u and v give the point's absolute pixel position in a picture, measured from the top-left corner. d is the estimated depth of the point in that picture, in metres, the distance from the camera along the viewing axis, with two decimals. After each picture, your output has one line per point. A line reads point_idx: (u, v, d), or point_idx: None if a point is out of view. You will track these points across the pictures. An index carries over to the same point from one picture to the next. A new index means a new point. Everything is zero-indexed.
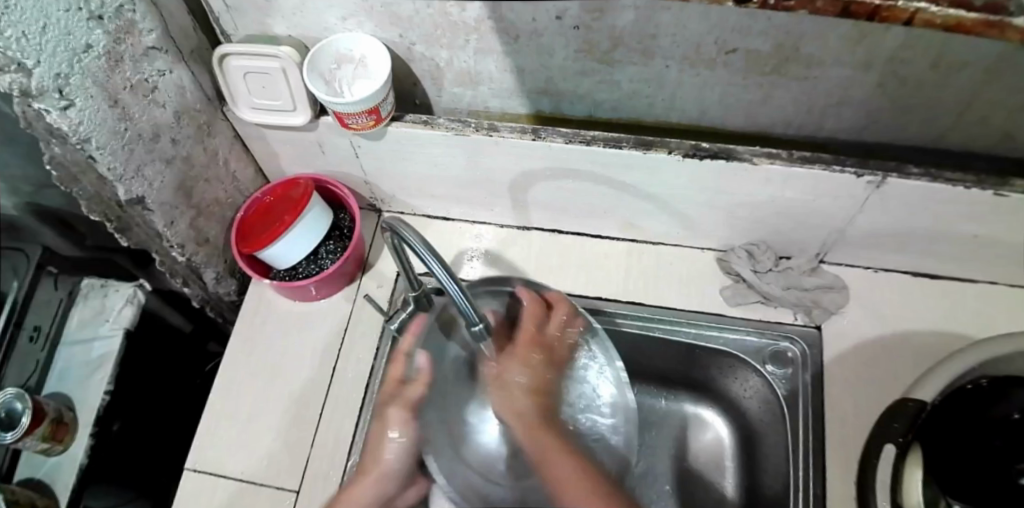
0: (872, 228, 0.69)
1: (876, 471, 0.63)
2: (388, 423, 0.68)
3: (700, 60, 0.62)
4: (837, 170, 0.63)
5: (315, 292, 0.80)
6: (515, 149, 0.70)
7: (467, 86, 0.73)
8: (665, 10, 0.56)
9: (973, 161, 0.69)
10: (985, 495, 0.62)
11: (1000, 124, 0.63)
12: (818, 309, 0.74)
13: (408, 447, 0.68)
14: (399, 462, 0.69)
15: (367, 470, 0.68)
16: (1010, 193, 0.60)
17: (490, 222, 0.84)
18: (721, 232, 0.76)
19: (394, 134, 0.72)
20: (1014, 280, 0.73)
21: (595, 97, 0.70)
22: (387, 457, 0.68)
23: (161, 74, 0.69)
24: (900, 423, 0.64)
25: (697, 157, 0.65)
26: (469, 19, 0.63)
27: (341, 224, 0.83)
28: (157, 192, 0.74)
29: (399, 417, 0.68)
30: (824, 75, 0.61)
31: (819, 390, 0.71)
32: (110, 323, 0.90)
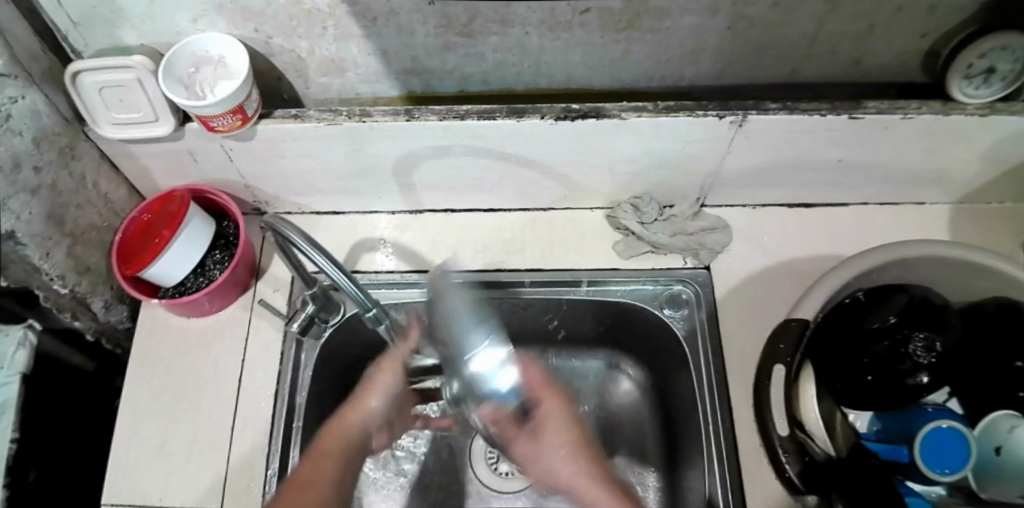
0: (744, 166, 0.72)
1: (769, 393, 0.62)
2: (374, 388, 0.68)
3: (557, 23, 0.63)
4: (700, 115, 0.65)
5: (209, 305, 0.77)
6: (391, 133, 0.69)
7: (333, 75, 0.72)
8: None
9: (828, 91, 0.73)
10: (887, 400, 0.64)
11: (845, 52, 0.67)
12: (704, 250, 0.76)
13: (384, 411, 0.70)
14: (370, 429, 0.68)
15: (337, 428, 0.66)
16: (863, 114, 0.64)
17: (382, 209, 0.83)
18: (605, 189, 0.77)
19: (265, 133, 0.70)
20: (882, 198, 0.77)
21: (463, 70, 0.70)
22: (358, 415, 0.67)
23: (12, 101, 0.65)
24: (786, 343, 0.63)
25: (569, 119, 0.66)
26: (321, 5, 0.62)
27: (226, 233, 0.80)
28: (27, 224, 0.70)
29: (390, 388, 0.69)
30: (675, 25, 0.63)
31: (713, 325, 0.73)
32: (3, 371, 0.84)
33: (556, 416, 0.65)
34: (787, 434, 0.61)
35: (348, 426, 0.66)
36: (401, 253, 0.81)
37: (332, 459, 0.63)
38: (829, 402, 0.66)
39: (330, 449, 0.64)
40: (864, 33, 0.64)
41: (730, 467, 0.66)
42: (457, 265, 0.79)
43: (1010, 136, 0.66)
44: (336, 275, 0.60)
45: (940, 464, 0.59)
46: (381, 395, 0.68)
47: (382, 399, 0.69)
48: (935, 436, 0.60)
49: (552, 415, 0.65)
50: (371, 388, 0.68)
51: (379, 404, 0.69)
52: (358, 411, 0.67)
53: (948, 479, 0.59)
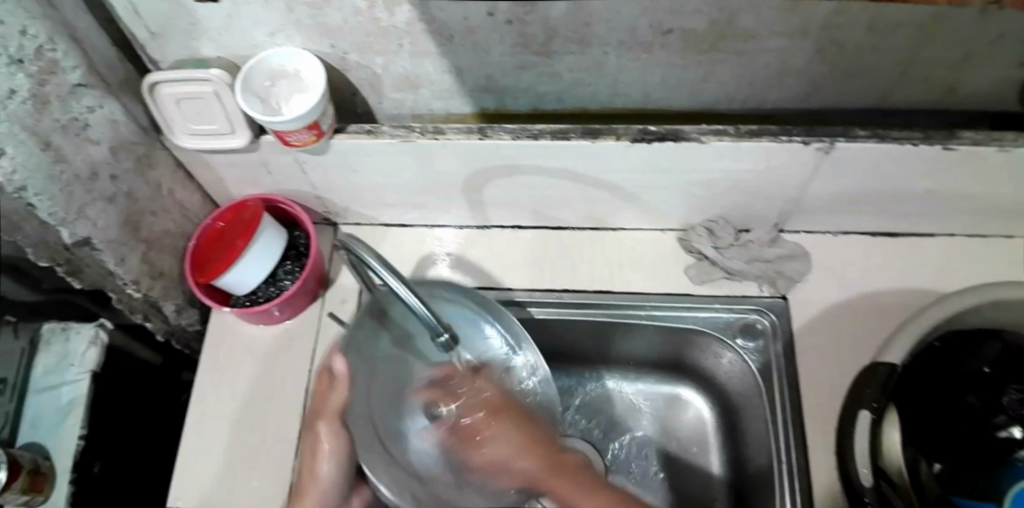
0: (827, 194, 0.69)
1: (852, 439, 0.60)
2: (320, 457, 0.69)
3: (639, 44, 0.61)
4: (786, 140, 0.62)
5: (279, 314, 0.78)
6: (464, 150, 0.68)
7: (407, 91, 0.72)
8: None
9: (921, 118, 0.69)
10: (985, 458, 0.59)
11: (943, 79, 0.63)
12: (781, 279, 0.73)
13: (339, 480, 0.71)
14: (330, 495, 0.70)
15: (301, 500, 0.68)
16: (959, 145, 0.61)
17: (448, 224, 0.82)
18: (679, 212, 0.75)
19: (338, 147, 0.70)
20: (973, 230, 0.73)
21: (538, 89, 0.69)
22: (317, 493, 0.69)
23: (91, 111, 0.66)
24: (873, 388, 0.61)
25: (646, 142, 0.64)
26: (399, 23, 0.61)
27: (297, 243, 0.81)
28: (103, 231, 0.71)
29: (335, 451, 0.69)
30: (762, 48, 0.61)
31: (791, 358, 0.70)
32: (75, 367, 0.87)
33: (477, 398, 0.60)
34: (871, 485, 0.57)
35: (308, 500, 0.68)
36: (467, 268, 0.80)
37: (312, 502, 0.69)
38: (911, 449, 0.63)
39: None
40: (966, 59, 0.60)
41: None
42: (524, 283, 0.78)
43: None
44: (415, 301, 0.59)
45: None
46: (331, 463, 0.69)
47: (331, 467, 0.69)
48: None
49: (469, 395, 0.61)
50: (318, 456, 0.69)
51: (329, 469, 0.69)
52: (314, 480, 0.69)
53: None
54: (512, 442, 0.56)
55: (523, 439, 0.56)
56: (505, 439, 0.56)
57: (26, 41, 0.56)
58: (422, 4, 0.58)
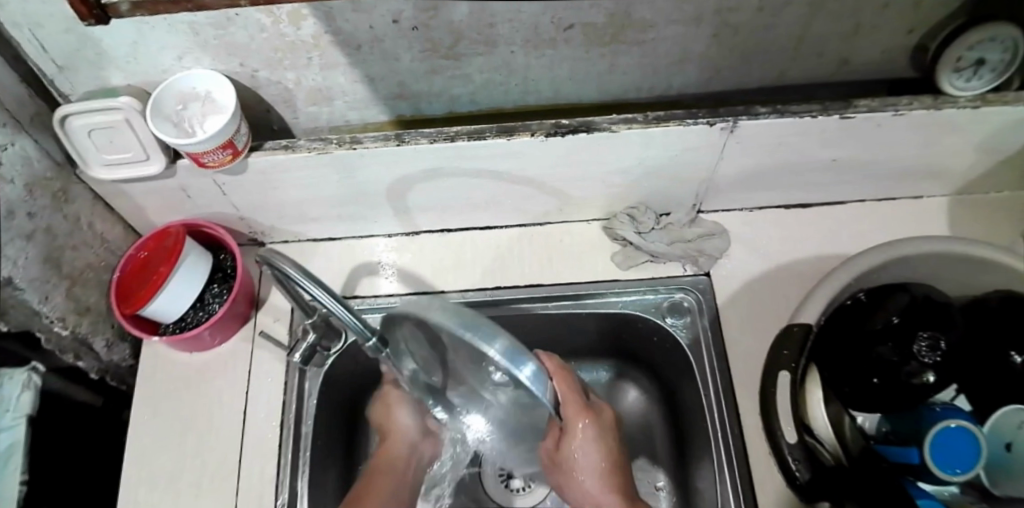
0: (738, 171, 0.72)
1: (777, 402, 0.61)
2: (394, 409, 0.80)
3: (542, 41, 0.63)
4: (691, 124, 0.65)
5: (211, 339, 0.77)
6: (382, 158, 0.68)
7: (322, 104, 0.72)
8: None
9: (818, 91, 0.72)
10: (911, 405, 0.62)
11: (834, 52, 0.66)
12: (703, 257, 0.75)
13: (420, 426, 0.80)
14: (411, 442, 0.80)
15: (384, 458, 0.78)
16: (854, 113, 0.64)
17: (378, 233, 0.82)
18: (601, 200, 0.76)
19: (256, 165, 0.69)
20: (880, 194, 0.77)
21: (451, 92, 0.70)
22: (394, 435, 0.79)
23: (1, 148, 0.64)
24: (790, 349, 0.62)
25: (559, 135, 0.66)
26: (305, 36, 0.62)
27: (224, 265, 0.80)
28: (25, 268, 0.69)
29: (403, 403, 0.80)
30: (660, 36, 0.63)
31: (717, 332, 0.72)
32: (7, 414, 0.79)
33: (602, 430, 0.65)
34: (796, 442, 0.59)
35: (392, 453, 0.79)
36: (402, 275, 0.80)
37: (386, 480, 0.77)
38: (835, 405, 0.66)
39: (380, 472, 0.77)
40: (852, 33, 0.64)
41: (741, 475, 0.65)
42: (455, 285, 0.78)
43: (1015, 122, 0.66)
44: (339, 310, 0.59)
45: (953, 463, 0.57)
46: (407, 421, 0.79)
47: (407, 414, 0.79)
48: (945, 436, 0.57)
49: (595, 425, 0.65)
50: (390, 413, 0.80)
51: (409, 420, 0.79)
52: (389, 454, 0.79)
53: (960, 479, 0.56)
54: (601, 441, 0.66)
55: (604, 438, 0.66)
56: (596, 442, 0.66)
57: None
58: (326, 17, 0.59)
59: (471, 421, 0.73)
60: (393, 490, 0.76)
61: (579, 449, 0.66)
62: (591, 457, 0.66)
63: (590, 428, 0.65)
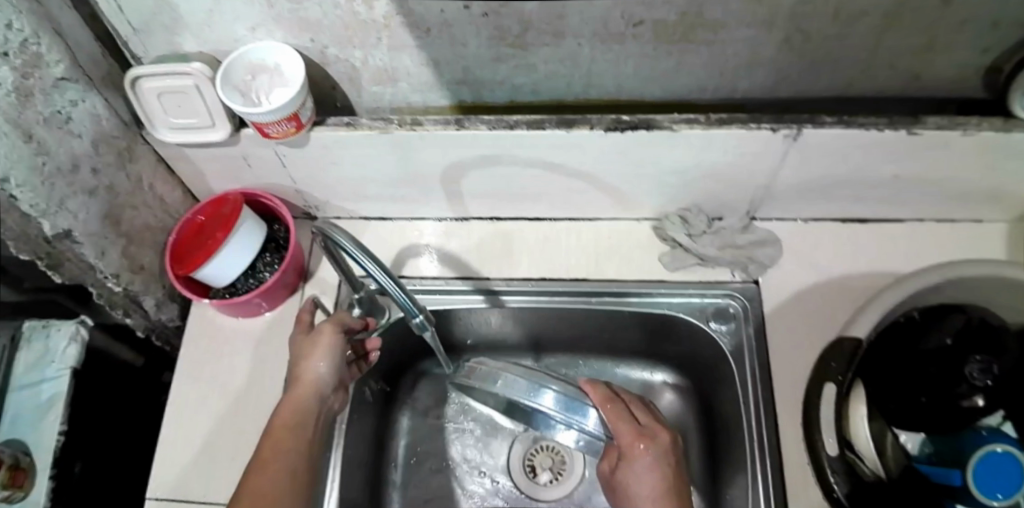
0: (795, 181, 0.71)
1: (818, 412, 0.60)
2: (315, 351, 0.68)
3: (611, 35, 0.63)
4: (754, 128, 0.65)
5: (260, 306, 0.79)
6: (442, 142, 0.69)
7: (386, 83, 0.73)
8: None
9: (884, 105, 0.72)
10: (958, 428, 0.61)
11: (906, 67, 0.65)
12: (753, 265, 0.75)
13: (333, 377, 0.69)
14: (324, 394, 0.68)
15: (291, 402, 0.66)
16: (921, 130, 0.63)
17: (429, 216, 0.83)
18: (653, 200, 0.76)
19: (318, 140, 0.70)
20: (938, 215, 0.76)
21: (514, 81, 0.71)
22: (307, 382, 0.67)
23: (74, 104, 0.66)
24: (839, 362, 0.60)
25: (619, 130, 0.66)
26: (377, 16, 0.63)
27: (277, 236, 0.81)
28: (85, 224, 0.72)
29: (325, 351, 0.68)
30: (730, 38, 0.63)
31: (763, 341, 0.71)
32: (56, 364, 0.86)
33: (661, 460, 0.63)
34: (837, 454, 0.58)
35: (302, 396, 0.66)
36: (448, 259, 0.80)
37: (287, 441, 0.63)
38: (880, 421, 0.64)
39: (286, 428, 0.64)
40: (926, 48, 0.63)
41: (775, 483, 0.65)
42: (501, 273, 0.79)
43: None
44: (391, 285, 0.61)
45: (993, 488, 0.57)
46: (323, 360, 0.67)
47: (326, 363, 0.67)
48: (987, 462, 0.58)
49: (651, 453, 0.64)
50: (307, 359, 0.68)
51: (324, 365, 0.68)
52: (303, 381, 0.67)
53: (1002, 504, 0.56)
54: (661, 474, 0.63)
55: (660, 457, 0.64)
56: (655, 474, 0.63)
57: (11, 35, 0.56)
58: None
59: (546, 400, 0.68)
60: (302, 454, 0.63)
61: (635, 478, 0.63)
62: (646, 493, 0.62)
63: (644, 453, 0.64)
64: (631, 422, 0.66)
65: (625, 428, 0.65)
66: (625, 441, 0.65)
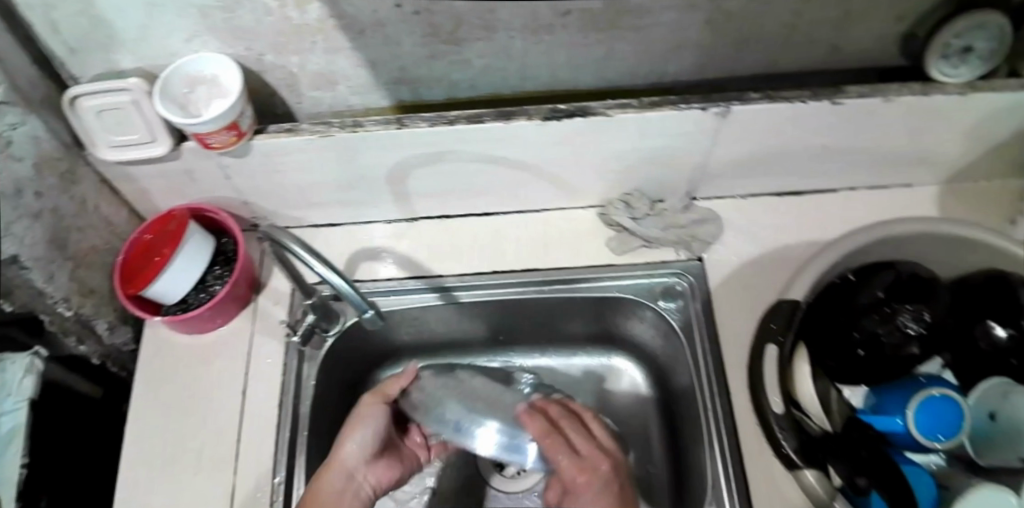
0: (730, 158, 0.73)
1: (761, 372, 0.61)
2: (353, 429, 0.68)
3: (540, 26, 0.65)
4: (685, 109, 0.67)
5: (212, 322, 0.77)
6: (383, 142, 0.70)
7: (325, 88, 0.74)
8: None
9: (810, 79, 0.74)
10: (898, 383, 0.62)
11: (826, 40, 0.68)
12: (695, 242, 0.76)
13: (365, 457, 0.68)
14: (356, 475, 0.67)
15: (322, 474, 0.65)
16: (844, 99, 0.66)
17: (378, 219, 0.82)
18: (597, 187, 0.78)
19: (260, 148, 0.71)
20: (872, 183, 0.78)
21: (451, 77, 0.72)
22: (338, 461, 0.66)
23: (14, 127, 0.66)
24: (778, 323, 0.62)
25: (556, 119, 0.68)
26: (311, 20, 0.64)
27: (226, 249, 0.80)
28: (31, 248, 0.70)
29: (363, 428, 0.69)
30: (655, 23, 0.65)
31: (710, 315, 0.72)
32: (12, 397, 0.74)
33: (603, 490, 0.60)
34: (783, 412, 0.59)
35: (332, 471, 0.66)
36: (397, 259, 0.80)
37: None
38: (824, 380, 0.66)
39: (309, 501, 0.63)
40: (843, 20, 0.65)
41: (731, 451, 0.65)
42: (453, 269, 0.79)
43: (1004, 108, 0.68)
44: (338, 282, 0.63)
45: (934, 430, 0.58)
46: (356, 440, 0.68)
47: (358, 443, 0.68)
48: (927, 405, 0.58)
49: (593, 484, 0.60)
50: (345, 435, 0.68)
51: (356, 446, 0.68)
52: (337, 451, 0.67)
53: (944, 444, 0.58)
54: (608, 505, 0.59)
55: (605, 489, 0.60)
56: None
57: None
58: (332, 1, 0.61)
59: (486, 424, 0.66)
60: None
61: None
62: None
63: (586, 485, 0.60)
64: (574, 454, 0.62)
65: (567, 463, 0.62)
66: (566, 474, 0.62)
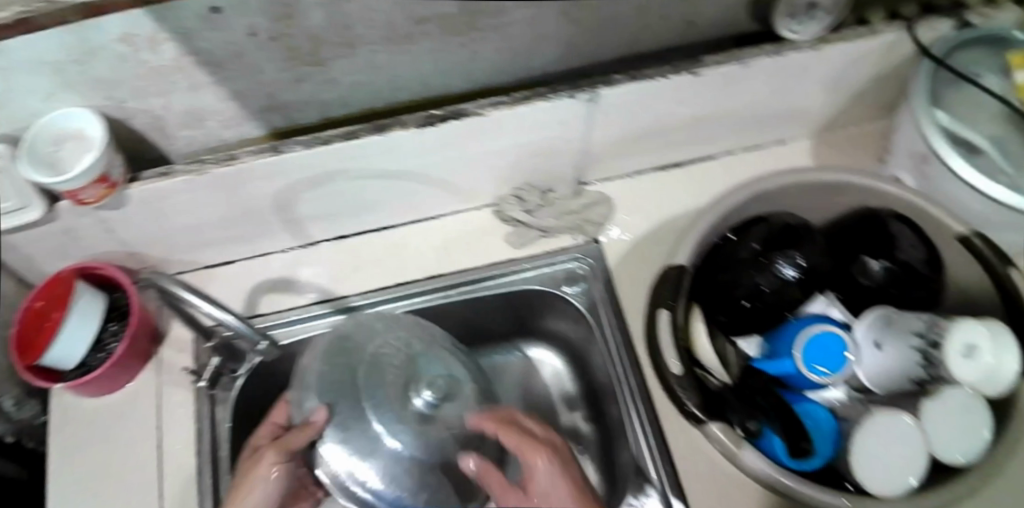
0: (609, 139, 0.75)
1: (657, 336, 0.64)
2: (255, 475, 0.58)
3: (401, 37, 0.66)
4: (555, 99, 0.68)
5: (116, 381, 0.74)
6: (263, 172, 0.68)
7: (195, 126, 0.73)
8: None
9: (671, 55, 0.77)
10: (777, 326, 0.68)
11: (679, 15, 0.70)
12: (589, 225, 0.77)
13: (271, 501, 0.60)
14: None
15: None
16: (704, 69, 0.68)
17: (274, 250, 0.82)
18: (488, 186, 0.78)
19: (137, 197, 0.69)
20: (748, 145, 0.81)
21: (321, 97, 0.72)
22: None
23: None
24: (667, 289, 0.65)
25: (433, 125, 0.68)
26: (167, 60, 0.62)
27: (121, 304, 0.77)
28: None
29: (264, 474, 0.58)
30: (512, 21, 0.66)
31: (612, 293, 0.75)
32: None
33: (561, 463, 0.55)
34: (681, 372, 0.62)
35: None
36: (299, 287, 0.79)
37: None
38: (717, 336, 0.70)
39: None
40: None
41: (648, 419, 0.68)
42: (357, 288, 0.78)
43: (854, 58, 0.71)
44: (232, 320, 0.63)
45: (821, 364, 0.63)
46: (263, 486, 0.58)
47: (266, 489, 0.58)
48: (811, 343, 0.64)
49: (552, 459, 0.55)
50: (245, 483, 0.58)
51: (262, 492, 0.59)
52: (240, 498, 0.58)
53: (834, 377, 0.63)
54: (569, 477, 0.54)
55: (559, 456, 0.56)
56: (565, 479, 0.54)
57: None
58: (186, 38, 0.60)
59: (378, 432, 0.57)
60: None
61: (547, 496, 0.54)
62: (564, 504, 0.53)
63: (546, 463, 0.55)
64: (528, 436, 0.57)
65: (524, 445, 0.56)
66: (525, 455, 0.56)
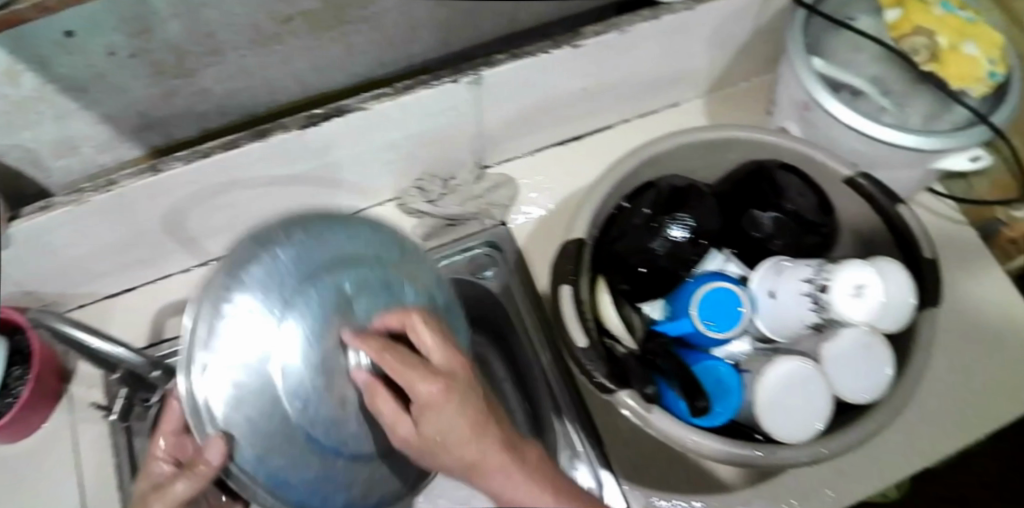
0: (500, 120, 0.75)
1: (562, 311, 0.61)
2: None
3: (266, 38, 0.64)
4: (438, 84, 0.66)
5: (26, 425, 0.72)
6: (147, 193, 0.67)
7: (70, 155, 0.70)
8: (202, 6, 0.58)
9: (549, 28, 0.77)
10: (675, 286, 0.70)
11: None
12: (494, 208, 0.78)
13: None
14: None
15: None
16: (584, 40, 0.68)
17: (175, 269, 0.81)
18: (387, 180, 0.78)
19: (20, 235, 0.66)
20: (640, 111, 0.82)
21: (196, 109, 0.71)
22: None
23: None
24: (568, 263, 0.63)
25: (315, 124, 0.66)
26: (26, 92, 0.59)
27: (21, 345, 0.73)
28: None
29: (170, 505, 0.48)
30: (377, 11, 0.66)
31: (524, 273, 0.74)
32: None
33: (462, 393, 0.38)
34: (586, 345, 0.60)
35: None
36: None
37: None
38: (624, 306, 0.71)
39: None
40: None
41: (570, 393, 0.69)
42: None
43: (732, 14, 0.72)
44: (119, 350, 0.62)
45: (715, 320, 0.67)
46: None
47: None
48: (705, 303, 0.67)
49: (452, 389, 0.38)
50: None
51: None
52: None
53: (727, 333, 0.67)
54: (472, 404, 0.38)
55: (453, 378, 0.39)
56: (468, 404, 0.38)
57: None
58: (42, 66, 0.57)
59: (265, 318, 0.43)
60: None
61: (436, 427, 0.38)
62: (452, 431, 0.37)
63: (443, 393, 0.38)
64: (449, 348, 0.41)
65: (414, 370, 0.38)
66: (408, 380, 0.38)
